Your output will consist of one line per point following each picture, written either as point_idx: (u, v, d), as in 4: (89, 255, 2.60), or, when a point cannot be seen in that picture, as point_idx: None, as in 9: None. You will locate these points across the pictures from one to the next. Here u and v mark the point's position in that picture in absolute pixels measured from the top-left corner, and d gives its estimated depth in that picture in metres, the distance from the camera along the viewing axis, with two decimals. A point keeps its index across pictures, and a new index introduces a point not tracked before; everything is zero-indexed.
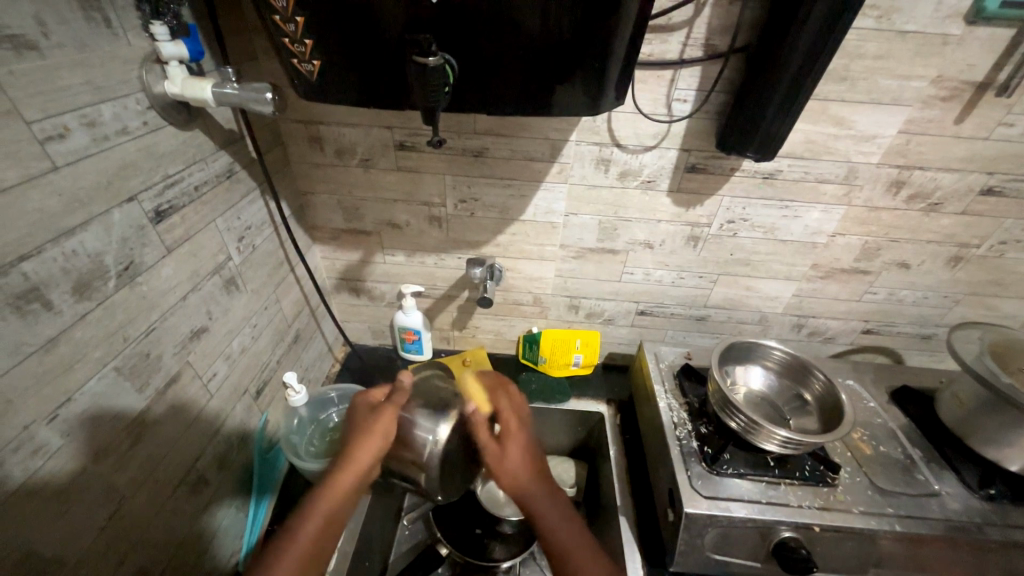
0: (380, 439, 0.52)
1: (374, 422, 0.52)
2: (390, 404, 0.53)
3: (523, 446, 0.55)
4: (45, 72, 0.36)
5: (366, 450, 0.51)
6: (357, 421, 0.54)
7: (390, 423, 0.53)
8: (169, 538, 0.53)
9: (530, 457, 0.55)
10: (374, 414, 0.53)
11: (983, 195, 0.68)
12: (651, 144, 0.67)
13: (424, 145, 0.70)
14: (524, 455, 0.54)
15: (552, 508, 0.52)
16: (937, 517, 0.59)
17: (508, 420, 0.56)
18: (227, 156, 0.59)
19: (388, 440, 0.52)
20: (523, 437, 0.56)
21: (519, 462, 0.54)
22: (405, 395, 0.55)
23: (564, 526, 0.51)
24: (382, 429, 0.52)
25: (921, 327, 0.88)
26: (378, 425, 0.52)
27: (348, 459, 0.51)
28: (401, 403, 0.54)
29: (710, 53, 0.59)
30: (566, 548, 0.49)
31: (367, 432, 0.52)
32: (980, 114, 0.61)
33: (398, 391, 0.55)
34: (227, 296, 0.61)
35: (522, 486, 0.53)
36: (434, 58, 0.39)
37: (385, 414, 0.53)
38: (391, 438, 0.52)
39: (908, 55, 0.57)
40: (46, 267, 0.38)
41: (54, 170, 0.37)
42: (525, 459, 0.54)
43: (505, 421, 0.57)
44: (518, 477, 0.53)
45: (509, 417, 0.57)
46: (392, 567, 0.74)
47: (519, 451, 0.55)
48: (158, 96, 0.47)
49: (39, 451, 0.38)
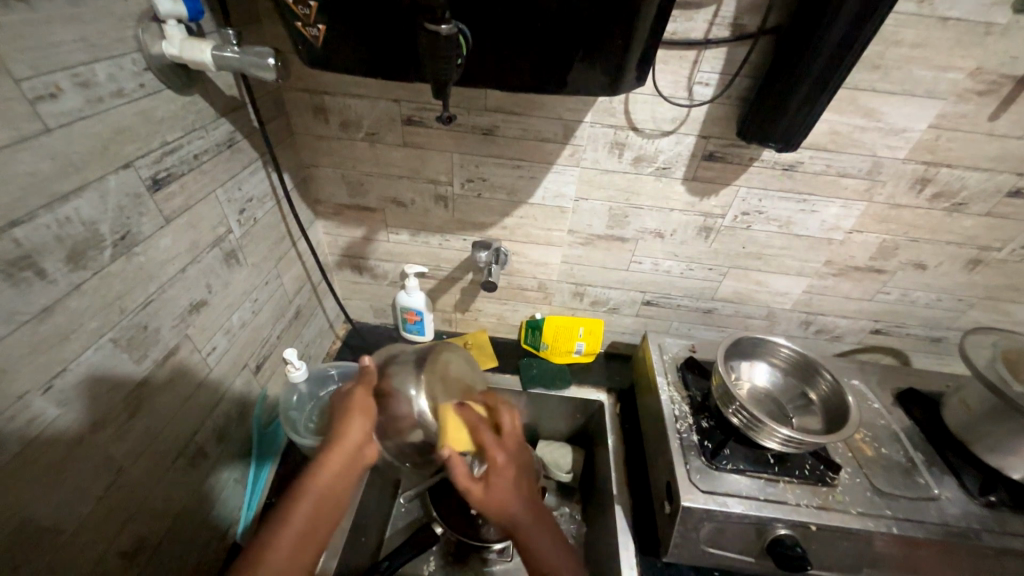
0: (361, 415, 0.52)
1: (351, 402, 0.52)
2: (362, 384, 0.54)
3: (511, 480, 0.51)
4: (34, 26, 0.34)
5: (352, 427, 0.51)
6: (336, 406, 0.54)
7: (367, 400, 0.53)
8: (167, 508, 0.53)
9: (517, 488, 0.52)
10: (348, 396, 0.53)
11: (1010, 197, 0.66)
12: (668, 129, 0.64)
13: (432, 120, 0.67)
14: (510, 489, 0.51)
15: (540, 534, 0.52)
16: (936, 522, 0.58)
17: (495, 458, 0.50)
18: (228, 124, 0.57)
19: (368, 417, 0.52)
20: (511, 468, 0.51)
21: (506, 497, 0.51)
22: (373, 378, 0.54)
23: (553, 550, 0.52)
24: (359, 406, 0.52)
25: (931, 329, 0.86)
26: (355, 404, 0.52)
27: (334, 440, 0.50)
28: (371, 383, 0.54)
29: (738, 33, 0.56)
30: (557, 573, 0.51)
31: (348, 411, 0.52)
32: (1016, 111, 0.57)
33: (365, 372, 0.55)
34: (227, 270, 0.60)
35: (509, 515, 0.51)
36: (448, 25, 0.36)
37: (358, 394, 0.53)
38: (372, 412, 0.52)
39: (948, 44, 0.53)
40: (39, 234, 0.36)
41: (46, 133, 0.36)
42: (513, 492, 0.51)
43: (491, 458, 0.51)
44: (505, 510, 0.51)
45: (498, 453, 0.51)
46: (388, 542, 0.75)
47: (506, 484, 0.51)
48: (155, 57, 0.44)
49: (35, 419, 0.37)
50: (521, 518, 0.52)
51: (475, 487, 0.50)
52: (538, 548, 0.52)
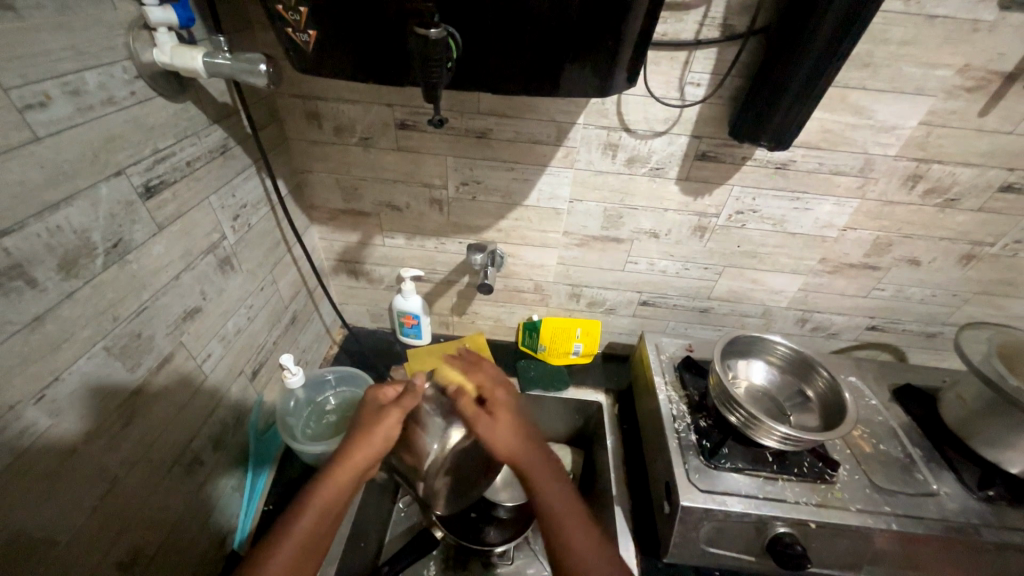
0: (379, 442, 0.53)
1: (377, 423, 0.54)
2: (397, 407, 0.55)
3: (511, 415, 0.57)
4: (23, 35, 0.34)
5: (364, 451, 0.52)
6: (360, 419, 0.55)
7: (392, 428, 0.54)
8: (163, 519, 0.53)
9: (516, 429, 0.56)
10: (380, 414, 0.55)
11: (1002, 192, 0.66)
12: (661, 129, 0.65)
13: (425, 124, 0.67)
14: (513, 422, 0.57)
15: (546, 473, 0.52)
16: (934, 517, 0.58)
17: (495, 392, 0.59)
18: (222, 131, 0.57)
19: (387, 443, 0.54)
20: (510, 402, 0.59)
21: (512, 428, 0.56)
22: (413, 398, 0.57)
23: (560, 492, 0.51)
24: (383, 433, 0.53)
25: (927, 325, 0.87)
26: (377, 428, 0.53)
27: (345, 459, 0.51)
28: (408, 408, 0.56)
29: (728, 33, 0.56)
30: (564, 519, 0.49)
31: (366, 432, 0.53)
32: (1006, 106, 0.58)
33: (410, 394, 0.57)
34: (222, 277, 0.60)
35: (518, 446, 0.54)
36: (437, 29, 0.36)
37: (391, 414, 0.55)
38: (392, 441, 0.54)
39: (936, 41, 0.54)
40: (30, 243, 0.36)
41: (35, 141, 0.36)
42: (515, 425, 0.56)
43: (490, 392, 0.59)
44: (514, 439, 0.55)
45: (496, 390, 0.60)
46: (387, 547, 0.74)
47: (509, 417, 0.57)
48: (147, 65, 0.45)
49: (26, 430, 0.37)
50: (526, 451, 0.54)
51: (479, 412, 0.57)
52: (545, 485, 0.51)
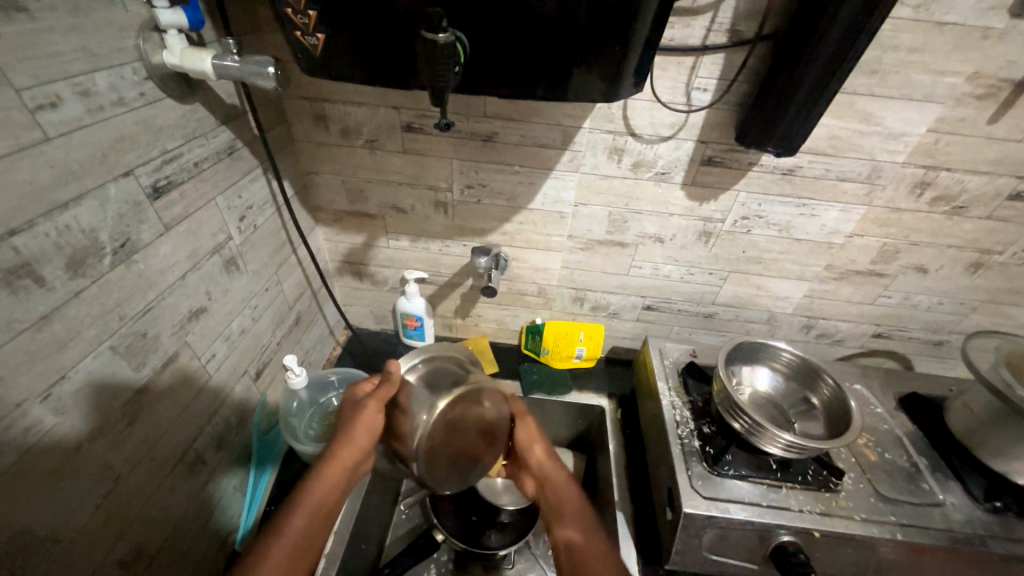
0: (364, 432, 0.50)
1: (359, 416, 0.51)
2: (375, 398, 0.50)
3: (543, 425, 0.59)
4: (34, 36, 0.34)
5: (351, 444, 0.50)
6: (342, 413, 0.52)
7: (376, 418, 0.51)
8: (164, 518, 0.53)
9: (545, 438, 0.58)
10: (360, 407, 0.51)
11: (1011, 200, 0.66)
12: (667, 134, 0.64)
13: (431, 127, 0.67)
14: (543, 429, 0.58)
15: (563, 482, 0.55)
16: (940, 528, 0.58)
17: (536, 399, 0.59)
18: (229, 132, 0.57)
19: (372, 434, 0.51)
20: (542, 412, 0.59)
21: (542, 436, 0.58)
22: (393, 388, 0.50)
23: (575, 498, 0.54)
24: (366, 423, 0.50)
25: (933, 333, 0.86)
26: (360, 420, 0.51)
27: (332, 455, 0.50)
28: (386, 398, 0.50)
29: (735, 40, 0.56)
30: (580, 523, 0.51)
31: (351, 424, 0.51)
32: (1016, 114, 0.58)
33: (387, 383, 0.50)
34: (227, 277, 0.60)
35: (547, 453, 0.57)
36: (444, 34, 0.37)
37: (370, 406, 0.50)
38: (376, 429, 0.51)
39: (946, 48, 0.54)
40: (38, 242, 0.36)
41: (46, 142, 0.36)
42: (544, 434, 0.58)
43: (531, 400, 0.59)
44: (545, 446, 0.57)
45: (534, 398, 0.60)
46: (387, 549, 0.74)
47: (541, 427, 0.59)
48: (157, 67, 0.45)
49: (31, 428, 0.37)
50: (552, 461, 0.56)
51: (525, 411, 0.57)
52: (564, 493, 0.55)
